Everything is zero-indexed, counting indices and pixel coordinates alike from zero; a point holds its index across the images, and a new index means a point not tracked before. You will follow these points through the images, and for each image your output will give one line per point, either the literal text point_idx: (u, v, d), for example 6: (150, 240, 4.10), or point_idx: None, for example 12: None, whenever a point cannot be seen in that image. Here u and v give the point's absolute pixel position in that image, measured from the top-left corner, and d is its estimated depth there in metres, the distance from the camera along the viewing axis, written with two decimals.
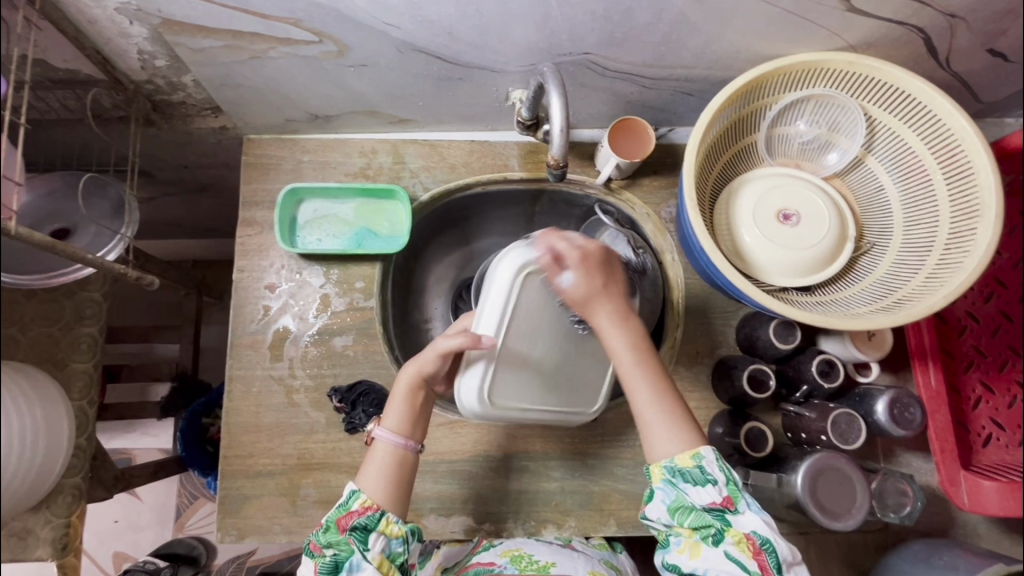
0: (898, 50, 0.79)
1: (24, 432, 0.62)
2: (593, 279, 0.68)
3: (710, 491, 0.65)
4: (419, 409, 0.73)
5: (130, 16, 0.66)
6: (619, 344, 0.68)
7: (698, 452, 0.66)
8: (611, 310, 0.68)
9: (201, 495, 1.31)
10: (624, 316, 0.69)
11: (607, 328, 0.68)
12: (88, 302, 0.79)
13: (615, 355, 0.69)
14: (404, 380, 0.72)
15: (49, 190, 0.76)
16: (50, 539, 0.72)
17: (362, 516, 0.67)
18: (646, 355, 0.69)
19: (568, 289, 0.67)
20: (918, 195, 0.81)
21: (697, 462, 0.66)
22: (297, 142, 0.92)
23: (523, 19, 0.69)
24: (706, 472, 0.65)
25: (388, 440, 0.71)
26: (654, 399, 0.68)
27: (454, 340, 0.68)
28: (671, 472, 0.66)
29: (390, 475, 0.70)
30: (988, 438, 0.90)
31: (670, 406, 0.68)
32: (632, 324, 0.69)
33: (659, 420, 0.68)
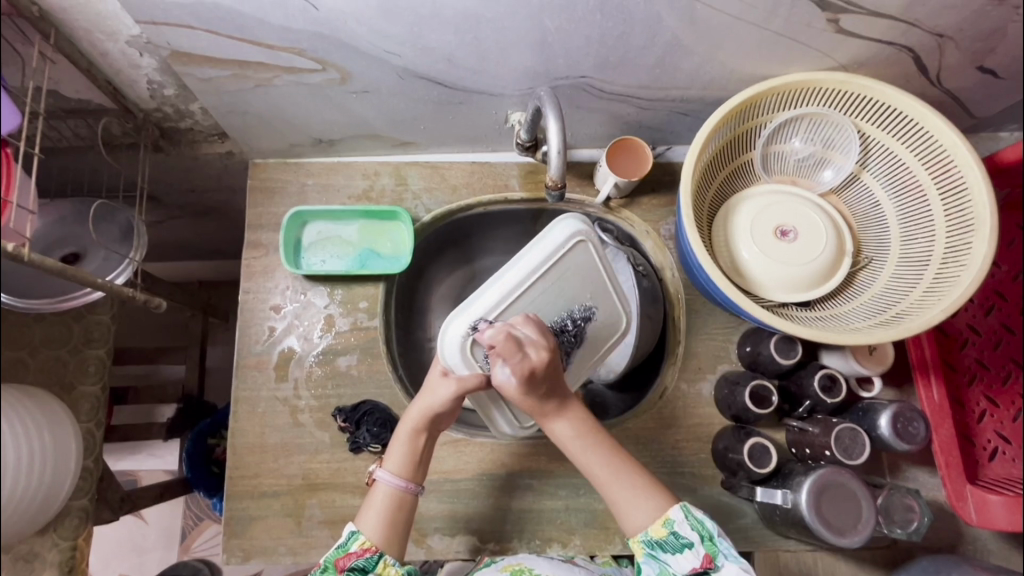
0: (888, 69, 0.81)
1: (34, 455, 0.63)
2: (531, 385, 0.67)
3: (687, 557, 0.64)
4: (422, 452, 0.74)
5: (140, 48, 0.69)
6: (568, 436, 0.70)
7: (669, 517, 0.66)
8: (556, 408, 0.70)
9: (207, 517, 1.32)
10: (562, 408, 0.70)
11: (557, 429, 0.70)
12: (96, 325, 0.82)
13: (568, 448, 0.71)
14: (409, 424, 0.73)
15: (60, 216, 0.77)
16: (58, 561, 0.74)
17: (361, 557, 0.66)
18: (597, 437, 0.71)
19: (506, 387, 0.66)
20: (914, 210, 0.82)
21: (669, 530, 0.65)
22: (301, 166, 0.94)
23: (520, 45, 0.71)
24: (680, 537, 0.65)
25: (390, 483, 0.71)
26: (622, 480, 0.69)
27: (447, 393, 0.72)
28: (649, 545, 0.65)
29: (391, 518, 0.69)
30: (994, 451, 0.89)
31: (644, 478, 0.69)
32: (575, 412, 0.71)
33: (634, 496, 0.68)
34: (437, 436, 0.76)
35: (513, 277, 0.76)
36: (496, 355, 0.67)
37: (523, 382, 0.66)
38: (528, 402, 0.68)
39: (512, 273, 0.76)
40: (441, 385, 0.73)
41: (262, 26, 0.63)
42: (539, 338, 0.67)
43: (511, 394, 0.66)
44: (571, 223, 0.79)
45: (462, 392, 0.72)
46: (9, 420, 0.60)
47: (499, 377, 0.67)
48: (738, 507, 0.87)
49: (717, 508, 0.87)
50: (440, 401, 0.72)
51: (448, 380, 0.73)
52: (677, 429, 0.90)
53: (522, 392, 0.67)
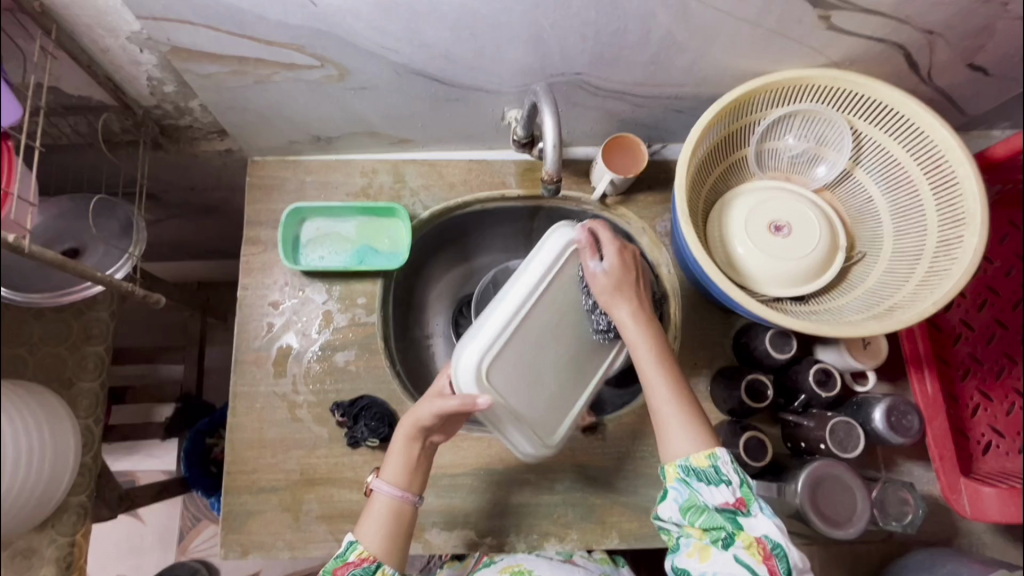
0: (879, 66, 0.82)
1: (32, 448, 0.63)
2: (625, 274, 0.75)
3: (722, 492, 0.63)
4: (417, 461, 0.74)
5: (141, 44, 0.70)
6: (640, 343, 0.72)
7: (713, 451, 0.65)
8: (634, 310, 0.73)
9: (204, 517, 1.34)
10: (640, 310, 0.74)
11: (630, 326, 0.73)
12: (97, 321, 0.84)
13: (637, 356, 0.72)
14: (403, 434, 0.73)
15: (59, 212, 0.75)
16: (55, 557, 0.74)
17: (358, 567, 0.66)
18: (667, 357, 0.71)
19: (601, 275, 0.74)
20: (906, 205, 0.83)
21: (712, 462, 0.64)
22: (299, 163, 0.95)
23: (516, 41, 0.72)
24: (720, 472, 0.64)
25: (387, 493, 0.71)
26: (671, 400, 0.68)
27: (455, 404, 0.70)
28: (685, 471, 0.65)
29: (389, 529, 0.70)
30: (987, 445, 0.90)
31: (688, 406, 0.68)
32: (650, 323, 0.73)
33: (677, 422, 0.67)
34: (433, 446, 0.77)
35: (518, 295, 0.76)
36: (586, 251, 0.76)
37: (619, 270, 0.74)
38: (615, 297, 0.74)
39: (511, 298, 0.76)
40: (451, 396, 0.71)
41: (260, 22, 0.64)
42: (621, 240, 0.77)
43: (606, 282, 0.74)
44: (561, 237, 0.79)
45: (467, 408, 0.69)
46: (8, 413, 0.60)
47: (593, 270, 0.75)
48: None
49: None
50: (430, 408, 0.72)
51: (456, 393, 0.71)
52: None
53: (615, 280, 0.74)
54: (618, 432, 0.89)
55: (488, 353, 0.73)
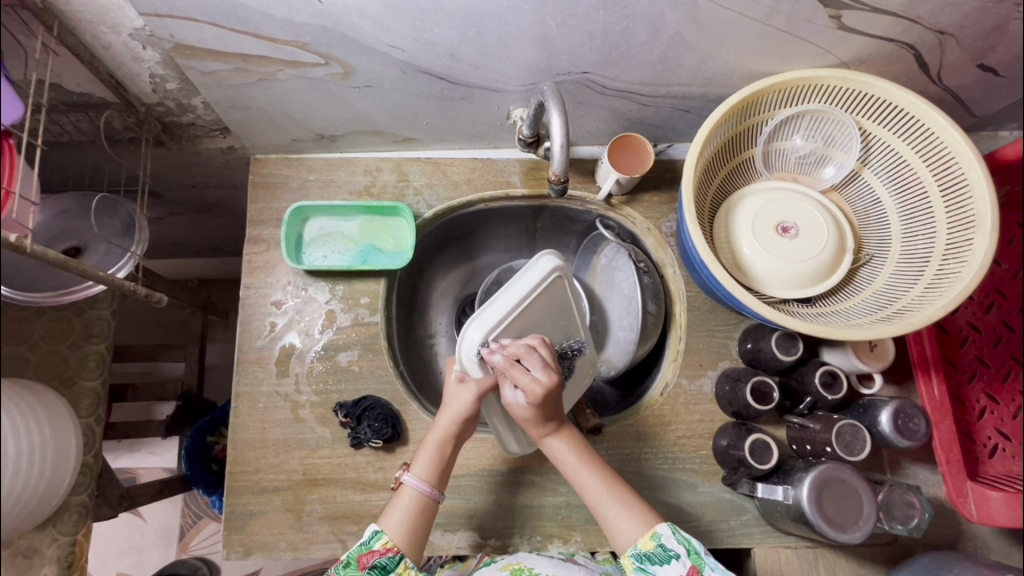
0: (889, 67, 0.81)
1: (33, 449, 0.62)
2: (542, 408, 0.70)
3: (675, 566, 0.67)
4: (447, 460, 0.76)
5: (144, 41, 0.69)
6: (562, 452, 0.75)
7: (655, 531, 0.69)
8: (552, 428, 0.74)
9: (205, 514, 1.32)
10: (561, 426, 0.75)
11: (555, 446, 0.75)
12: (98, 320, 0.83)
13: (562, 463, 0.75)
14: (437, 432, 0.75)
15: (62, 209, 0.77)
16: (56, 557, 0.73)
17: (383, 556, 0.67)
18: (589, 453, 0.75)
19: (518, 407, 0.71)
20: (915, 207, 0.82)
21: (657, 542, 0.68)
22: (302, 162, 0.94)
23: (524, 40, 0.71)
24: (667, 548, 0.68)
25: (415, 486, 0.73)
26: (604, 491, 0.72)
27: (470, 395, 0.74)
28: (638, 558, 0.68)
29: (413, 521, 0.71)
30: (993, 449, 0.89)
31: (625, 495, 0.72)
32: (568, 430, 0.76)
33: (618, 511, 0.71)
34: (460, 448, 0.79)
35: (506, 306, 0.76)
36: (506, 376, 0.70)
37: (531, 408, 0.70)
38: (534, 420, 0.72)
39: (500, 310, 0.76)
40: (461, 393, 0.75)
41: (265, 19, 0.63)
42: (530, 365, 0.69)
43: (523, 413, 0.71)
44: (548, 259, 0.79)
45: (484, 387, 0.75)
46: (9, 413, 0.59)
47: (511, 398, 0.71)
48: (739, 503, 0.87)
49: (718, 505, 0.87)
50: (462, 407, 0.74)
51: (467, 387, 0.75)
52: (678, 425, 0.90)
53: (533, 412, 0.71)
54: (621, 433, 0.89)
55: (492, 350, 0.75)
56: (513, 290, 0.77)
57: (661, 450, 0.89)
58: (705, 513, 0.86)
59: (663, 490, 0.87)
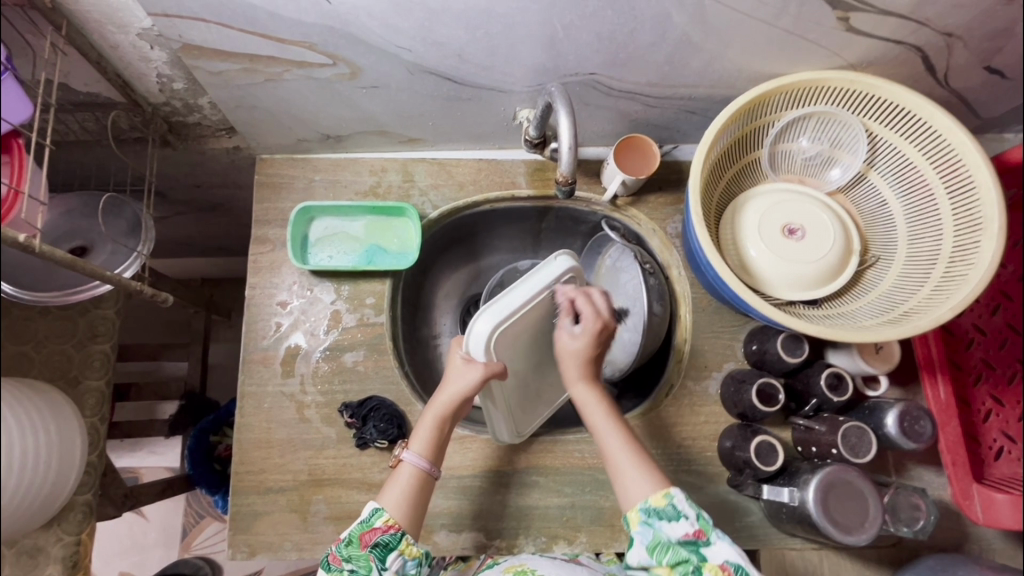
0: (896, 69, 0.81)
1: (39, 449, 0.62)
2: (591, 346, 0.77)
3: (682, 525, 0.64)
4: (444, 436, 0.75)
5: (151, 41, 0.69)
6: (589, 401, 0.76)
7: (668, 491, 0.66)
8: (583, 373, 0.77)
9: (208, 514, 1.32)
10: (592, 378, 0.78)
11: (584, 394, 0.76)
12: (102, 320, 0.82)
13: (586, 415, 0.75)
14: (436, 408, 0.74)
15: (66, 209, 0.77)
16: (61, 556, 0.73)
17: (385, 533, 0.67)
18: (615, 411, 0.76)
19: (568, 341, 0.77)
20: (922, 209, 0.82)
21: (669, 501, 0.65)
22: (308, 162, 0.94)
23: (531, 41, 0.71)
24: (678, 509, 0.65)
25: (414, 463, 0.72)
26: (623, 448, 0.71)
27: (472, 378, 0.73)
28: (646, 513, 0.65)
29: (411, 498, 0.71)
30: (999, 451, 0.90)
31: (641, 454, 0.71)
32: (599, 384, 0.78)
33: (632, 469, 0.69)
34: (456, 424, 0.78)
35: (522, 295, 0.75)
36: (569, 312, 0.78)
37: (586, 339, 0.77)
38: (579, 364, 0.77)
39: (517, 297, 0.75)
40: (465, 370, 0.74)
41: (273, 20, 0.63)
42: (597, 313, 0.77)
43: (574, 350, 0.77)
44: (563, 259, 0.79)
45: (488, 374, 0.73)
46: (16, 413, 0.59)
47: (567, 331, 0.78)
48: (744, 505, 0.87)
49: (723, 506, 0.87)
50: (466, 387, 0.73)
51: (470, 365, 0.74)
52: (683, 426, 0.90)
53: (584, 351, 0.77)
54: None
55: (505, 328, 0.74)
56: (523, 287, 0.76)
57: (666, 451, 0.89)
58: (710, 514, 0.86)
59: None
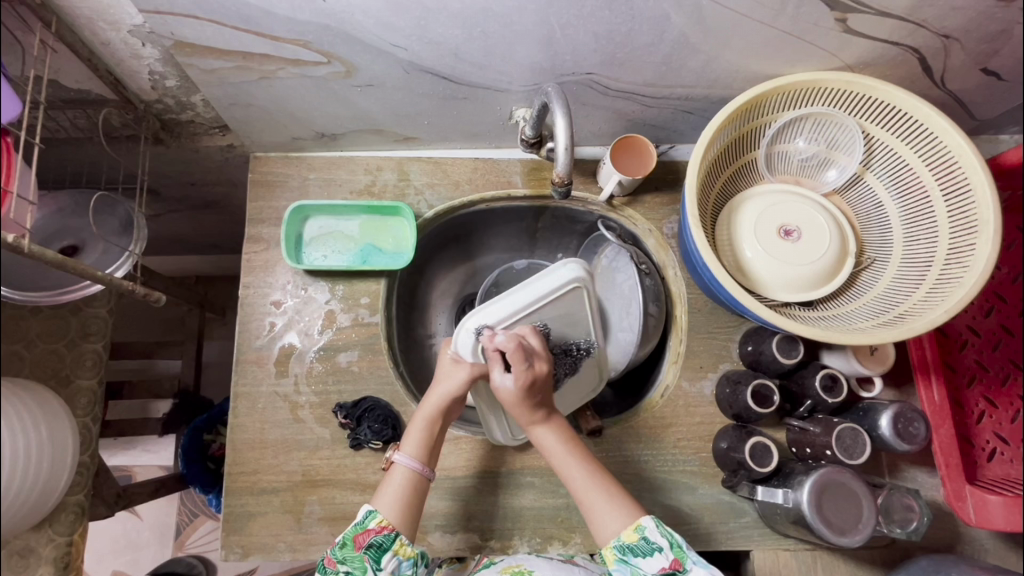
0: (893, 70, 0.81)
1: (30, 451, 0.61)
2: (527, 396, 0.72)
3: (657, 559, 0.65)
4: (436, 439, 0.76)
5: (143, 38, 0.68)
6: (552, 444, 0.74)
7: (639, 524, 0.67)
8: (540, 418, 0.74)
9: (202, 513, 1.32)
10: (549, 416, 0.75)
11: (543, 436, 0.74)
12: (94, 319, 0.81)
13: (548, 454, 0.74)
14: (427, 409, 0.75)
15: (58, 207, 0.77)
16: (52, 557, 0.72)
17: (379, 534, 0.67)
18: (578, 446, 0.75)
19: (505, 393, 0.72)
20: (917, 211, 0.82)
21: (640, 535, 0.67)
22: (302, 160, 0.93)
23: (527, 40, 0.70)
24: (650, 542, 0.66)
25: (407, 465, 0.72)
26: (591, 484, 0.71)
27: (458, 382, 0.77)
28: (620, 550, 0.67)
29: (407, 500, 0.71)
30: (992, 452, 0.90)
31: (610, 489, 0.71)
32: (557, 423, 0.75)
33: (603, 504, 0.70)
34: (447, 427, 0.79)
35: (522, 297, 0.80)
36: (496, 361, 0.73)
37: (523, 390, 0.72)
38: (519, 407, 0.74)
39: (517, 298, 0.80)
40: (456, 373, 0.77)
41: (267, 17, 0.62)
42: (529, 360, 0.73)
43: (509, 399, 0.72)
44: (570, 267, 0.83)
45: (477, 373, 0.77)
46: (5, 414, 0.59)
47: (499, 382, 0.72)
48: (738, 506, 0.87)
49: (718, 507, 0.87)
50: (455, 387, 0.76)
51: (459, 368, 0.78)
52: (679, 427, 0.90)
53: (520, 398, 0.72)
54: (621, 435, 0.89)
55: (493, 328, 0.79)
56: (524, 292, 0.80)
57: (661, 453, 0.89)
58: (704, 515, 0.86)
59: (662, 492, 0.87)
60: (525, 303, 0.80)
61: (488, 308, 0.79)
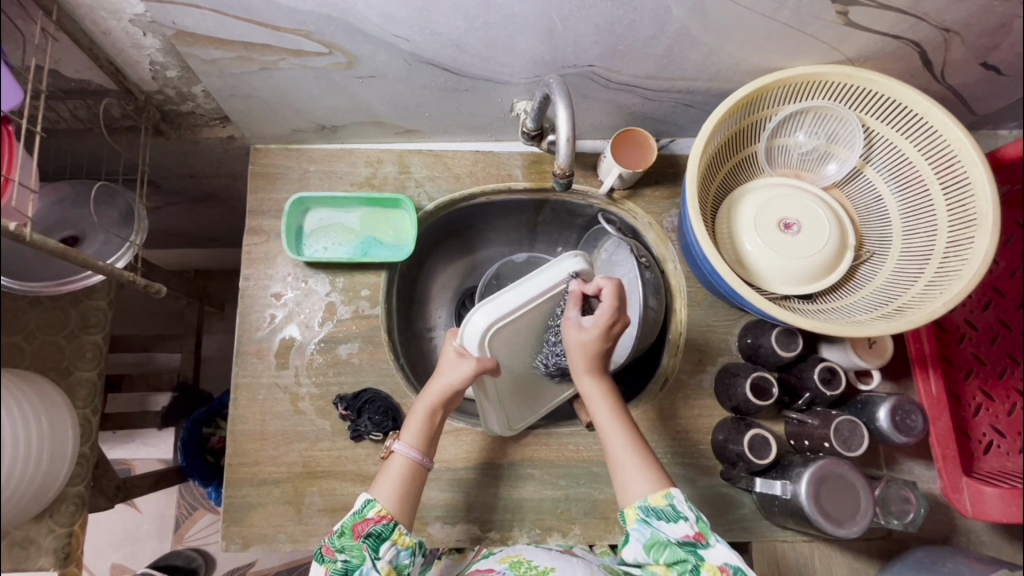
0: (893, 63, 0.81)
1: (31, 439, 0.62)
2: (603, 338, 0.73)
3: (682, 526, 0.65)
4: (436, 427, 0.76)
5: (144, 27, 0.68)
6: (597, 397, 0.74)
7: (669, 491, 0.67)
8: (591, 369, 0.75)
9: (201, 506, 1.31)
10: (601, 371, 0.76)
11: (591, 387, 0.75)
12: (94, 312, 0.81)
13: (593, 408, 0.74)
14: (428, 399, 0.75)
15: (58, 198, 0.76)
16: (53, 548, 0.71)
17: (378, 523, 0.67)
18: (620, 407, 0.74)
19: (575, 332, 0.74)
20: (916, 204, 0.82)
21: (668, 501, 0.66)
22: (303, 152, 0.93)
23: (529, 31, 0.70)
24: (678, 510, 0.65)
25: (405, 454, 0.73)
26: (626, 445, 0.71)
27: (459, 375, 0.74)
28: (644, 511, 0.66)
29: (404, 490, 0.71)
30: (988, 445, 0.91)
31: (644, 454, 0.71)
32: (607, 379, 0.76)
33: (635, 467, 0.69)
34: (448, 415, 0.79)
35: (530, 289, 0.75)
36: (574, 300, 0.75)
37: (603, 328, 0.73)
38: (586, 357, 0.74)
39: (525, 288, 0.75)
40: (457, 363, 0.75)
41: (269, 7, 0.62)
42: (622, 301, 0.73)
43: (580, 339, 0.73)
44: (574, 260, 0.77)
45: (481, 370, 0.74)
46: (6, 403, 0.59)
47: (574, 322, 0.74)
48: (737, 498, 0.88)
49: (716, 499, 0.87)
50: (457, 379, 0.74)
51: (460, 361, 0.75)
52: (677, 419, 0.90)
53: (597, 339, 0.73)
54: None
55: (501, 319, 0.75)
56: (530, 284, 0.76)
57: (660, 445, 0.89)
58: (703, 507, 0.87)
59: None
60: (535, 294, 0.76)
61: (495, 298, 0.75)
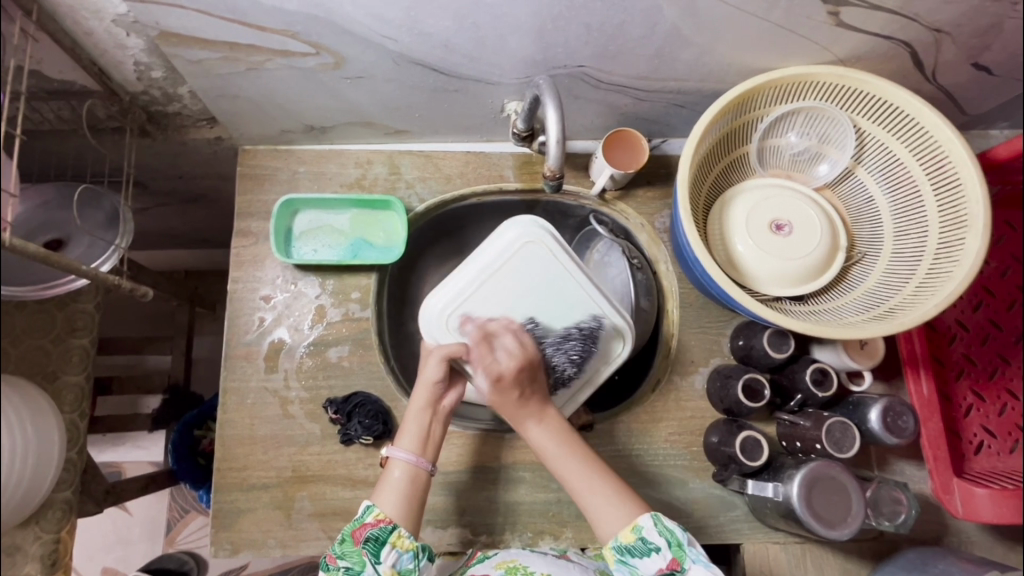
0: (885, 64, 0.81)
1: (14, 446, 0.61)
2: (503, 393, 0.74)
3: (654, 560, 0.66)
4: (432, 430, 0.75)
5: (127, 28, 0.67)
6: (545, 441, 0.74)
7: (637, 524, 0.68)
8: (532, 414, 0.75)
9: (193, 509, 1.30)
10: (543, 412, 0.75)
11: (536, 434, 0.74)
12: (80, 314, 0.80)
13: (545, 454, 0.74)
14: (415, 402, 0.75)
15: (43, 200, 0.75)
16: (40, 555, 0.71)
17: (376, 528, 0.67)
18: (573, 443, 0.74)
19: (484, 393, 0.75)
20: (907, 205, 0.82)
21: (638, 535, 0.67)
22: (292, 153, 0.92)
23: (519, 31, 0.69)
24: (648, 542, 0.67)
25: (403, 460, 0.72)
26: (590, 483, 0.72)
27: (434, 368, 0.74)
28: (619, 551, 0.67)
29: (405, 495, 0.70)
30: (979, 445, 0.91)
31: (610, 484, 0.72)
32: (552, 418, 0.75)
33: (602, 500, 0.70)
34: (450, 418, 0.78)
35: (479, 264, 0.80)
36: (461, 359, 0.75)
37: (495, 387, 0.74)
38: (509, 403, 0.74)
39: (476, 265, 0.81)
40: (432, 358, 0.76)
41: (255, 8, 0.62)
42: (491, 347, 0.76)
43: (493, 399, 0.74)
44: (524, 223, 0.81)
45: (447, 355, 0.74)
46: None
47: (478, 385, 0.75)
48: (729, 500, 0.88)
49: (709, 501, 0.87)
50: (434, 376, 0.75)
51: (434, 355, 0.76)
52: (669, 421, 0.90)
53: (497, 395, 0.74)
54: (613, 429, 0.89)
55: (456, 302, 0.80)
56: (478, 263, 0.81)
57: (653, 447, 0.89)
58: (695, 509, 0.87)
59: (654, 487, 0.87)
60: (484, 268, 0.80)
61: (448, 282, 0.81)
